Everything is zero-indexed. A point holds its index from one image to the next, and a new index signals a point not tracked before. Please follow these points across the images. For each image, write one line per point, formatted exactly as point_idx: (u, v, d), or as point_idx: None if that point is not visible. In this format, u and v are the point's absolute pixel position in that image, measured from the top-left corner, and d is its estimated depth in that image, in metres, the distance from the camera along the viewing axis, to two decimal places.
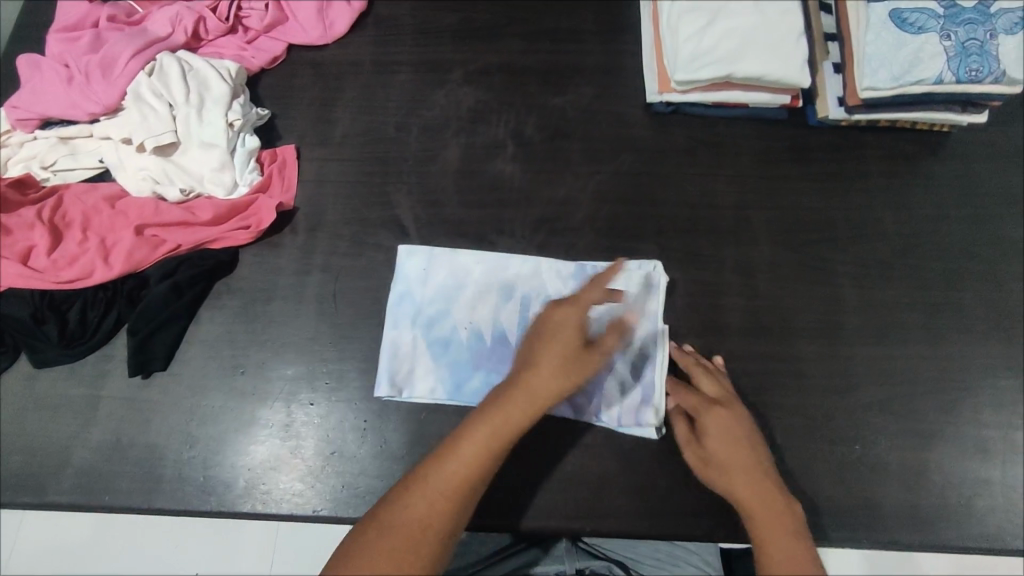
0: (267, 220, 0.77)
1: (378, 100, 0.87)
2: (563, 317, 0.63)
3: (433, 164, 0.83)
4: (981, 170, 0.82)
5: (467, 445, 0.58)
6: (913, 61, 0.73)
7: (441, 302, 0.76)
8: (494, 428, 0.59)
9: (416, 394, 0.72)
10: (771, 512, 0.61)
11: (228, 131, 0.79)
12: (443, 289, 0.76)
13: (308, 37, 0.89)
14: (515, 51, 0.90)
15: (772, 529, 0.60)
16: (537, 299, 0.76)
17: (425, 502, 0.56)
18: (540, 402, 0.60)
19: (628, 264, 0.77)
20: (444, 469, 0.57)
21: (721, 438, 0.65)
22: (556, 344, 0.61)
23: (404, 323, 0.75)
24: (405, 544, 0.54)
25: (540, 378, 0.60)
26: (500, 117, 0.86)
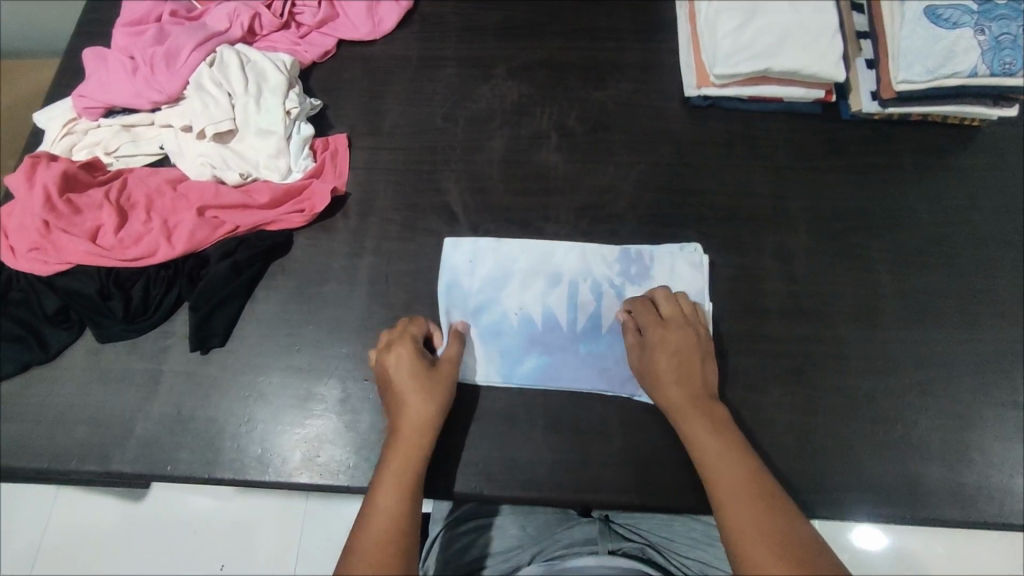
0: (322, 204, 0.81)
1: (425, 92, 0.91)
2: (399, 354, 0.69)
3: (479, 154, 0.86)
4: (1012, 162, 0.85)
5: (391, 470, 0.62)
6: (948, 55, 0.76)
7: (491, 288, 0.78)
8: (395, 477, 0.62)
9: (471, 375, 0.74)
10: (706, 444, 0.63)
11: (285, 119, 0.82)
12: (491, 277, 0.79)
13: (358, 33, 0.93)
14: (556, 47, 0.93)
15: (720, 458, 0.62)
16: (584, 284, 0.78)
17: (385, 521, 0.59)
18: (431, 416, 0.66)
19: (669, 247, 0.80)
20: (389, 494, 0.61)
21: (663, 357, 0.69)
22: (400, 376, 0.68)
23: (454, 314, 0.77)
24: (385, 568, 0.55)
25: (400, 404, 0.66)
26: (543, 109, 0.89)
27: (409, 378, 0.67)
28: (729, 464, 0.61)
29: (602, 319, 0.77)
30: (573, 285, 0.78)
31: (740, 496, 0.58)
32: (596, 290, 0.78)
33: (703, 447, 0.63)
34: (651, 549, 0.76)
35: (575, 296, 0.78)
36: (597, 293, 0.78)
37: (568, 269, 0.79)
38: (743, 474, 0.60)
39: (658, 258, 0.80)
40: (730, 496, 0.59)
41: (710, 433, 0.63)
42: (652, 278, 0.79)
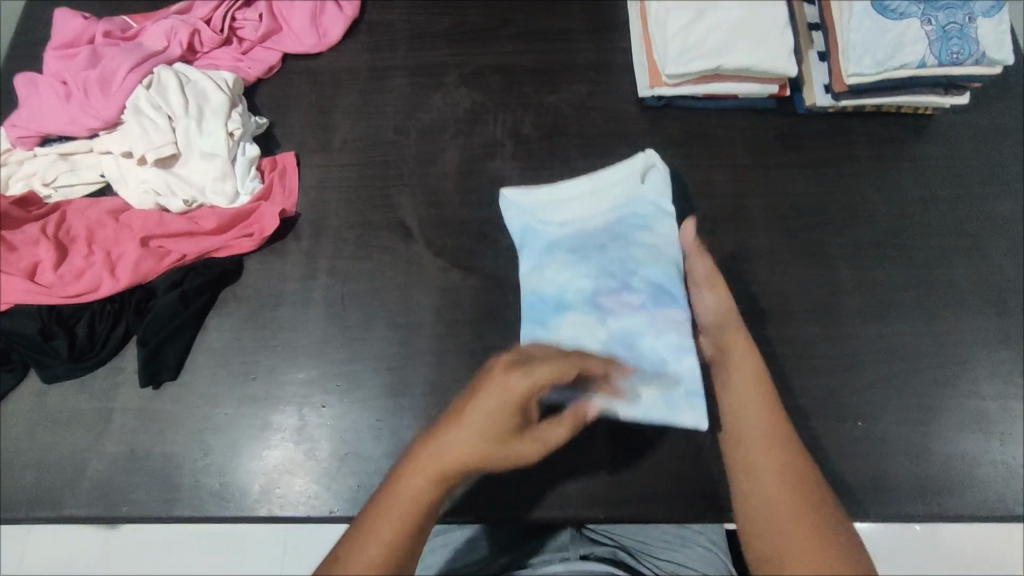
0: (271, 227, 0.78)
1: (375, 105, 0.88)
2: (512, 381, 0.56)
3: (432, 166, 0.84)
4: (967, 149, 0.84)
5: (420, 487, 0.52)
6: (897, 46, 0.75)
7: (656, 386, 0.64)
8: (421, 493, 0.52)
9: (518, 201, 0.79)
10: (749, 392, 0.60)
11: (228, 141, 0.80)
12: (671, 390, 0.64)
13: (303, 46, 0.90)
14: (508, 52, 0.91)
15: (759, 411, 0.58)
16: (599, 310, 0.69)
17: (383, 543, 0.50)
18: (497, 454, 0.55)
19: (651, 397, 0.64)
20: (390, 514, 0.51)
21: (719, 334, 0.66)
22: (497, 407, 0.55)
23: (600, 208, 0.76)
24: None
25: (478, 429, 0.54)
26: (497, 116, 0.87)
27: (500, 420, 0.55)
28: (765, 419, 0.57)
29: (592, 274, 0.71)
30: (648, 292, 0.69)
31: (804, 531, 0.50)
32: (626, 267, 0.71)
33: (744, 396, 0.60)
34: (624, 553, 0.73)
35: (631, 296, 0.69)
36: (623, 273, 0.70)
37: (668, 324, 0.67)
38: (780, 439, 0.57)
39: (653, 186, 0.76)
40: (762, 454, 0.55)
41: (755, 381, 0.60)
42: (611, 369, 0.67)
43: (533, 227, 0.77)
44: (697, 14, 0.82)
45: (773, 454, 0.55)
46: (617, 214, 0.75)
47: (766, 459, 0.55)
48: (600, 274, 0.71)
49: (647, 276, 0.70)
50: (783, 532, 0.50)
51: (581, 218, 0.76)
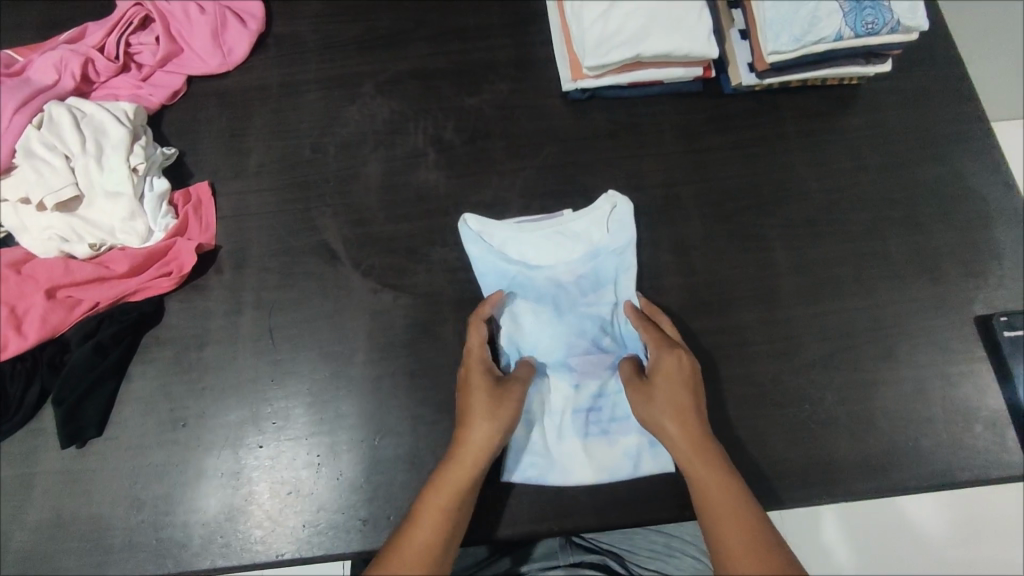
0: (189, 264, 0.75)
1: (290, 122, 0.84)
2: (468, 369, 0.67)
3: (354, 182, 0.81)
4: (893, 116, 0.84)
5: (441, 481, 0.60)
6: (812, 20, 0.74)
7: (621, 443, 0.71)
8: (445, 487, 0.60)
9: (486, 237, 0.76)
10: (710, 481, 0.60)
11: (132, 177, 0.75)
12: (634, 444, 0.71)
13: (207, 67, 0.86)
14: (424, 55, 0.88)
15: (721, 499, 0.58)
16: (573, 379, 0.73)
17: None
18: (484, 444, 0.62)
19: (622, 465, 0.70)
20: (412, 552, 0.56)
21: (665, 385, 0.65)
22: (471, 391, 0.65)
23: (575, 262, 0.77)
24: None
25: (469, 414, 0.64)
26: (417, 124, 0.84)
27: (473, 398, 0.64)
28: (717, 482, 0.60)
29: (567, 338, 0.74)
30: (618, 352, 0.74)
31: None
32: (597, 324, 0.75)
33: (719, 503, 0.59)
34: (609, 560, 0.77)
35: (604, 356, 0.74)
36: (596, 331, 0.75)
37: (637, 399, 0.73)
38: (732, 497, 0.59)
39: (614, 230, 0.77)
40: (737, 556, 0.55)
41: (714, 469, 0.60)
42: (586, 438, 0.72)
43: (509, 272, 0.76)
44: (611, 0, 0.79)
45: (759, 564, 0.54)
46: (586, 260, 0.77)
47: (744, 561, 0.55)
48: (573, 333, 0.74)
49: (615, 334, 0.75)
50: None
51: (555, 263, 0.77)
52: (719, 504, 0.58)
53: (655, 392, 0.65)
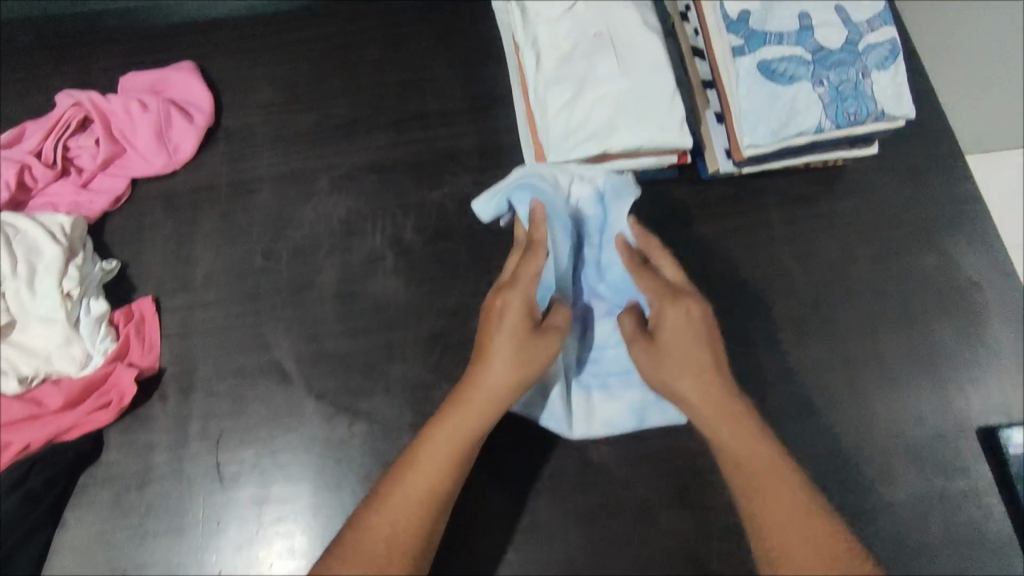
0: (129, 393, 0.70)
1: (239, 226, 0.79)
2: (501, 303, 0.62)
3: (308, 292, 0.76)
4: (882, 199, 0.78)
5: (447, 427, 0.59)
6: (790, 114, 0.68)
7: (624, 397, 0.69)
8: (449, 436, 0.59)
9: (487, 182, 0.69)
10: (746, 447, 0.59)
11: (65, 303, 0.70)
12: (638, 399, 0.69)
13: (149, 167, 0.80)
14: (382, 145, 0.83)
15: (760, 464, 0.59)
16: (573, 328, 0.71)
17: (394, 539, 0.56)
18: (499, 399, 0.60)
19: (628, 418, 0.69)
20: (405, 508, 0.57)
21: (675, 348, 0.62)
22: (499, 330, 0.61)
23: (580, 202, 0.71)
24: (395, 533, 0.56)
25: (494, 361, 0.60)
26: (375, 224, 0.79)
27: (500, 341, 0.60)
28: (753, 449, 0.59)
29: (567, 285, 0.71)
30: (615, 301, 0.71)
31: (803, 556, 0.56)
32: (595, 271, 0.72)
33: (750, 461, 0.59)
34: None
35: (601, 304, 0.71)
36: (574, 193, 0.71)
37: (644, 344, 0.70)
38: (769, 460, 0.59)
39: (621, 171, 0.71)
40: (778, 524, 0.57)
41: (748, 434, 0.60)
42: (588, 391, 0.70)
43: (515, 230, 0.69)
44: (578, 87, 0.73)
45: (786, 517, 0.57)
46: (595, 205, 0.71)
47: (784, 529, 0.57)
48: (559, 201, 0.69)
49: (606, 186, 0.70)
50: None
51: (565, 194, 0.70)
52: (756, 472, 0.59)
53: (665, 356, 0.62)
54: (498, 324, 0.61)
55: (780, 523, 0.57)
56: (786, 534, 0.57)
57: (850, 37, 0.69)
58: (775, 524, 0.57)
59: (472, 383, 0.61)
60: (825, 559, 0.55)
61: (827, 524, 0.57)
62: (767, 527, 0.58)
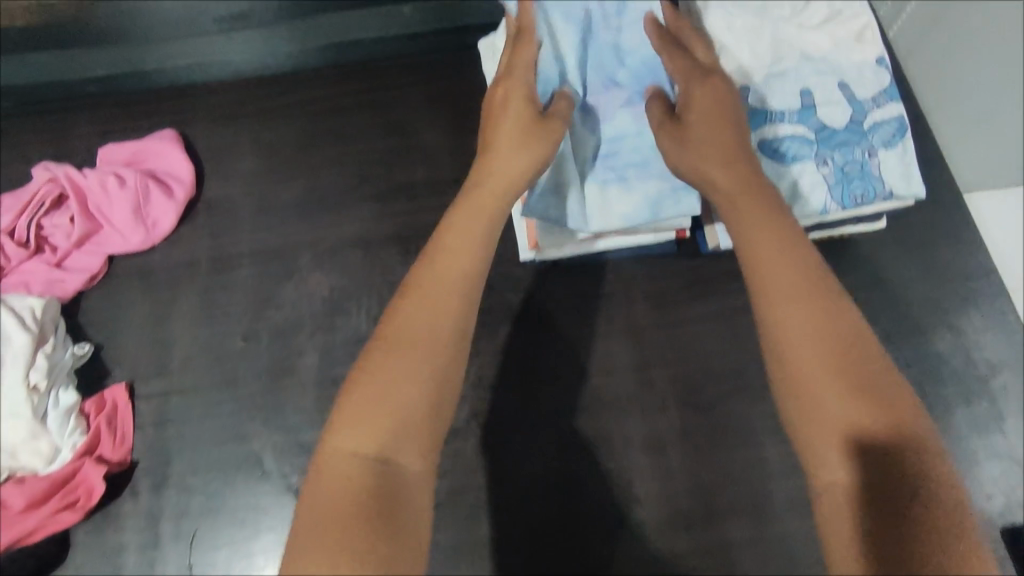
0: (97, 493, 0.66)
1: (220, 306, 0.77)
2: (497, 116, 0.63)
3: (289, 378, 0.73)
4: (896, 271, 0.74)
5: (462, 215, 0.57)
6: (793, 195, 0.65)
7: (639, 187, 0.68)
8: (464, 225, 0.56)
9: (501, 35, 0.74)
10: (789, 267, 0.51)
11: (32, 397, 0.66)
12: (655, 189, 0.68)
13: (127, 243, 0.78)
14: (368, 218, 0.80)
15: (804, 286, 0.50)
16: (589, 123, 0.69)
17: (417, 363, 0.48)
18: (516, 171, 0.60)
19: (649, 206, 0.68)
20: (428, 285, 0.52)
21: (702, 128, 0.60)
22: (507, 128, 0.62)
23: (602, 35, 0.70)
24: (428, 329, 0.50)
25: (499, 149, 0.61)
26: (360, 303, 0.76)
27: (507, 137, 0.61)
28: (790, 254, 0.51)
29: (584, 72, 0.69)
30: (633, 84, 0.69)
31: (806, 338, 0.47)
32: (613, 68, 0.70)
33: (760, 258, 0.52)
34: None
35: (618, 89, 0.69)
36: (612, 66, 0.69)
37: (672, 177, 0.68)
38: (820, 303, 0.49)
39: None
40: (795, 314, 0.48)
41: (797, 258, 0.51)
42: (607, 187, 0.68)
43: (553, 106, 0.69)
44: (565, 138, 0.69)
45: (810, 333, 0.48)
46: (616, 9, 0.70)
47: (799, 315, 0.48)
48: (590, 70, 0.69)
49: (634, 66, 0.69)
50: (829, 444, 0.45)
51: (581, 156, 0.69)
52: (779, 272, 0.51)
53: (694, 135, 0.60)
54: (514, 140, 0.61)
55: (802, 352, 0.47)
56: (806, 360, 0.47)
57: (854, 113, 0.66)
58: (797, 332, 0.48)
59: (465, 200, 0.59)
60: (842, 364, 0.46)
61: (852, 325, 0.48)
62: (780, 318, 0.49)
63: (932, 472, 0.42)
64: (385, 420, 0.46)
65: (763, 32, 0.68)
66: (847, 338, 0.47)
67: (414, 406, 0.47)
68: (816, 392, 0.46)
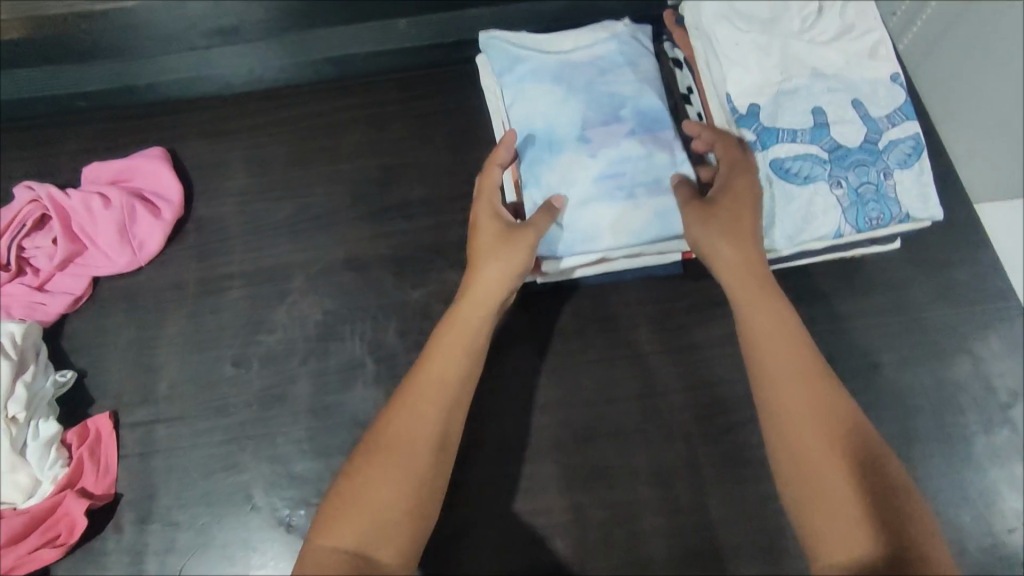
0: (79, 528, 0.63)
1: (209, 331, 0.74)
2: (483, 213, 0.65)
3: (280, 406, 0.70)
4: (910, 294, 0.71)
5: (449, 327, 0.60)
6: (806, 217, 0.62)
7: (648, 207, 0.66)
8: (451, 341, 0.59)
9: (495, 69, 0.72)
10: (783, 350, 0.56)
11: (10, 429, 0.63)
12: (663, 209, 0.66)
13: (113, 266, 0.76)
14: (363, 238, 0.77)
15: (798, 368, 0.55)
16: (590, 151, 0.67)
17: (397, 475, 0.53)
18: (499, 277, 0.62)
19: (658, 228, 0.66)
20: (412, 403, 0.56)
21: (727, 203, 0.60)
22: (492, 229, 0.63)
23: (596, 75, 0.70)
24: (407, 449, 0.54)
25: (485, 251, 0.63)
26: (354, 327, 0.73)
27: (492, 237, 0.63)
28: (784, 338, 0.57)
29: (581, 107, 0.68)
30: (632, 117, 0.68)
31: (803, 420, 0.53)
32: (611, 101, 0.68)
33: (760, 336, 0.57)
34: None
35: (618, 120, 0.68)
36: (613, 103, 0.68)
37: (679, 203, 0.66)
38: (812, 384, 0.54)
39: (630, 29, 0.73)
40: (793, 397, 0.54)
41: (789, 340, 0.57)
42: (615, 211, 0.66)
43: (551, 140, 0.68)
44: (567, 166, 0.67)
45: (808, 414, 0.53)
46: (606, 52, 0.71)
47: (796, 397, 0.54)
48: (591, 104, 0.68)
49: (635, 104, 0.68)
50: (835, 517, 0.50)
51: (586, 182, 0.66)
52: (777, 355, 0.56)
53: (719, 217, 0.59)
54: (498, 240, 0.62)
55: (803, 433, 0.53)
56: (806, 440, 0.52)
57: (870, 133, 0.63)
58: (796, 416, 0.53)
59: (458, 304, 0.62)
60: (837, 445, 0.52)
61: (842, 404, 0.54)
62: (779, 402, 0.54)
63: (920, 544, 0.48)
64: (357, 529, 0.51)
65: (775, 45, 0.66)
66: (840, 422, 0.53)
67: (386, 519, 0.52)
68: (819, 470, 0.51)
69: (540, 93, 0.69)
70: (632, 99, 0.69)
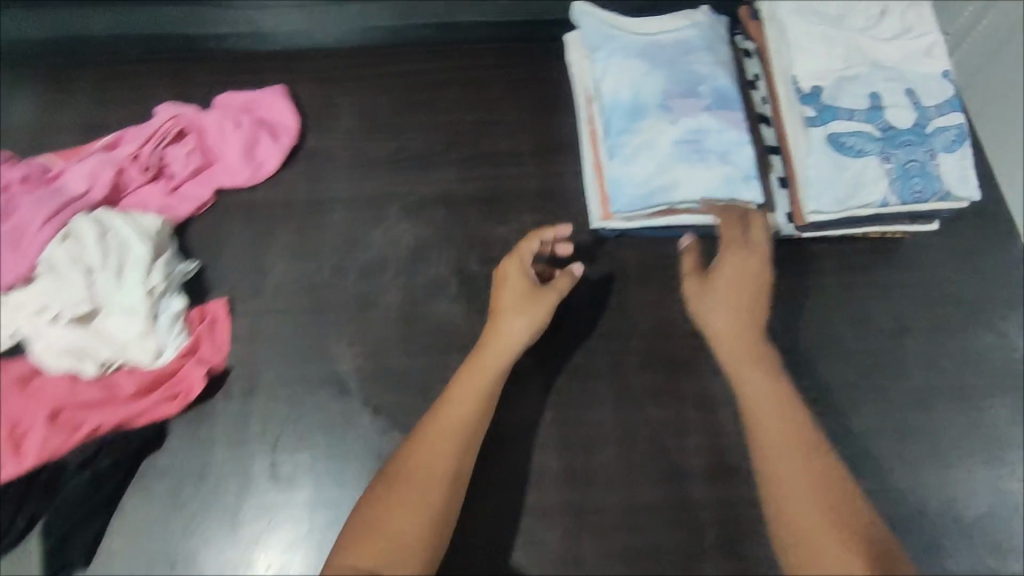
0: (197, 388, 0.73)
1: (313, 243, 0.84)
2: (504, 271, 0.73)
3: (373, 310, 0.80)
4: (941, 272, 0.79)
5: (463, 380, 0.68)
6: (856, 185, 0.71)
7: (718, 169, 0.74)
8: (467, 389, 0.67)
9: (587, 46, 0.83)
10: (772, 418, 0.64)
11: (149, 298, 0.74)
12: (731, 174, 0.74)
13: (235, 179, 0.86)
14: (454, 179, 0.87)
15: (785, 435, 0.63)
16: (669, 119, 0.76)
17: (415, 501, 0.61)
18: (510, 341, 0.69)
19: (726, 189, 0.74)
20: (430, 440, 0.64)
21: (724, 281, 0.70)
22: (510, 291, 0.71)
23: (678, 55, 0.80)
24: (421, 484, 0.62)
25: (503, 313, 0.71)
26: (440, 253, 0.83)
27: (511, 297, 0.71)
28: (774, 408, 0.65)
29: (663, 81, 0.78)
30: (708, 94, 0.77)
31: (789, 477, 0.61)
32: (690, 78, 0.78)
33: (752, 405, 0.66)
34: None
35: (695, 95, 0.77)
36: (692, 81, 0.78)
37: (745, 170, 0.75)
38: (796, 447, 0.62)
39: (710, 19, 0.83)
40: (780, 456, 0.62)
41: (778, 412, 0.64)
42: (688, 169, 0.74)
43: (635, 106, 0.77)
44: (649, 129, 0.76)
45: (790, 473, 0.61)
46: (688, 37, 0.81)
47: (785, 456, 0.62)
48: (672, 80, 0.78)
49: (711, 83, 0.78)
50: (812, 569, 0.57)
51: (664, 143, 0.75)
52: (767, 421, 0.64)
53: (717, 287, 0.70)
54: (516, 305, 0.71)
55: (786, 487, 0.61)
56: (789, 495, 0.60)
57: (919, 119, 0.72)
58: (782, 472, 0.62)
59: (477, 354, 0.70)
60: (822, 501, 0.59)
61: (829, 471, 0.61)
62: (766, 456, 0.63)
63: None
64: (375, 547, 0.59)
65: (840, 38, 0.75)
66: (825, 486, 0.60)
67: (402, 541, 0.59)
68: (797, 526, 0.59)
69: (627, 65, 0.79)
70: (710, 79, 0.78)
